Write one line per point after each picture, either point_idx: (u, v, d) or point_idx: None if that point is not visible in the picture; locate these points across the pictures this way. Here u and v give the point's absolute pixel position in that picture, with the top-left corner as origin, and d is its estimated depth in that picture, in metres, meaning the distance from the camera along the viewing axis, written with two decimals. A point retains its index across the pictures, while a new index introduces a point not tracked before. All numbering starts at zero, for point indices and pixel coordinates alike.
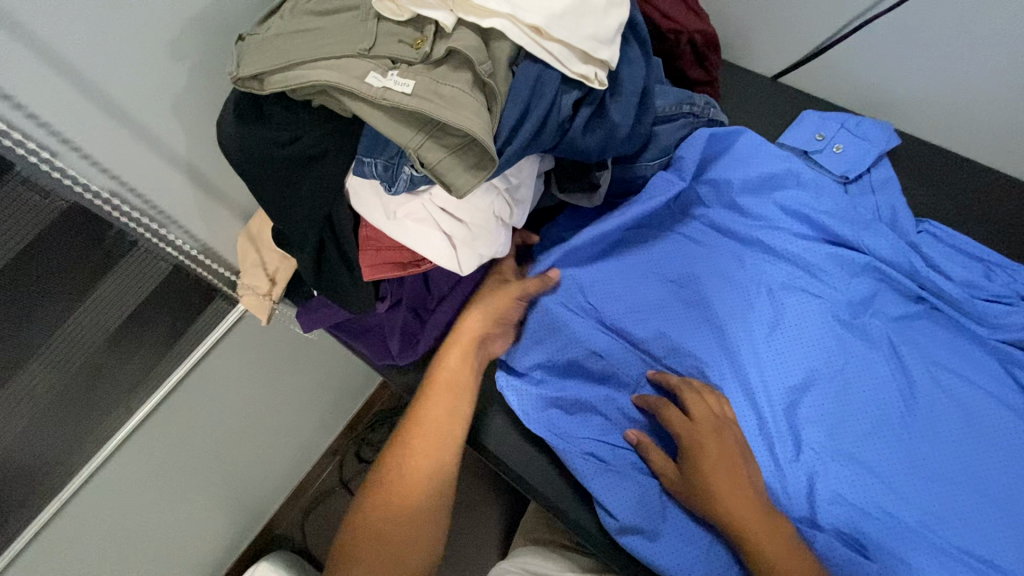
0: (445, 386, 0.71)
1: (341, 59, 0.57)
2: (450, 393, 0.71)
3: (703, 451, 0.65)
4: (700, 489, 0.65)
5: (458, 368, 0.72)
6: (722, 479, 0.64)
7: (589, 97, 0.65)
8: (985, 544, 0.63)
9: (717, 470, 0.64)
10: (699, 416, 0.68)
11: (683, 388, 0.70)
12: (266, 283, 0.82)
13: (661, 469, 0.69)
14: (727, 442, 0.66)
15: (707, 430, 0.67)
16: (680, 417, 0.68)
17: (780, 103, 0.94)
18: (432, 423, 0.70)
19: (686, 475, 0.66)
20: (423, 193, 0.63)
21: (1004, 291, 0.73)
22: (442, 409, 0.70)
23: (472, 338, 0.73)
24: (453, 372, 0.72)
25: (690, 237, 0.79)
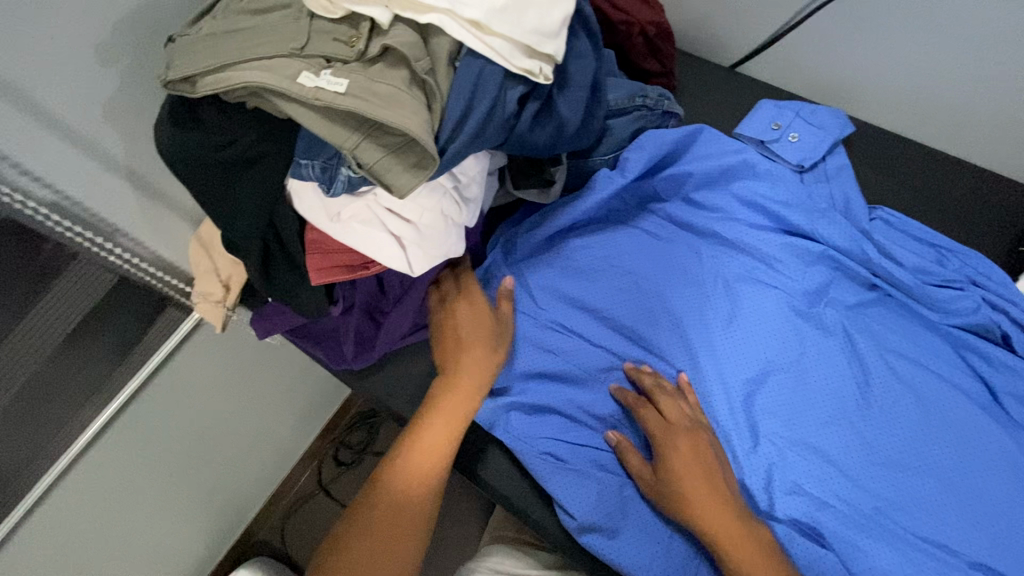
0: (449, 427, 0.69)
1: (273, 59, 0.55)
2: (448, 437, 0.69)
3: (678, 454, 0.65)
4: (673, 491, 0.65)
5: (456, 408, 0.70)
6: (698, 481, 0.64)
7: (536, 92, 0.64)
8: (939, 529, 0.64)
9: (692, 474, 0.65)
10: (674, 418, 0.68)
11: (659, 394, 0.69)
12: (220, 290, 0.80)
13: (638, 471, 0.68)
14: (704, 446, 0.66)
15: (682, 431, 0.67)
16: (657, 417, 0.68)
17: (738, 93, 0.94)
18: (430, 468, 0.68)
19: (662, 477, 0.66)
20: (366, 194, 0.62)
21: (955, 275, 0.73)
22: (441, 455, 0.69)
23: (480, 382, 0.71)
24: (455, 418, 0.70)
25: (647, 230, 0.78)
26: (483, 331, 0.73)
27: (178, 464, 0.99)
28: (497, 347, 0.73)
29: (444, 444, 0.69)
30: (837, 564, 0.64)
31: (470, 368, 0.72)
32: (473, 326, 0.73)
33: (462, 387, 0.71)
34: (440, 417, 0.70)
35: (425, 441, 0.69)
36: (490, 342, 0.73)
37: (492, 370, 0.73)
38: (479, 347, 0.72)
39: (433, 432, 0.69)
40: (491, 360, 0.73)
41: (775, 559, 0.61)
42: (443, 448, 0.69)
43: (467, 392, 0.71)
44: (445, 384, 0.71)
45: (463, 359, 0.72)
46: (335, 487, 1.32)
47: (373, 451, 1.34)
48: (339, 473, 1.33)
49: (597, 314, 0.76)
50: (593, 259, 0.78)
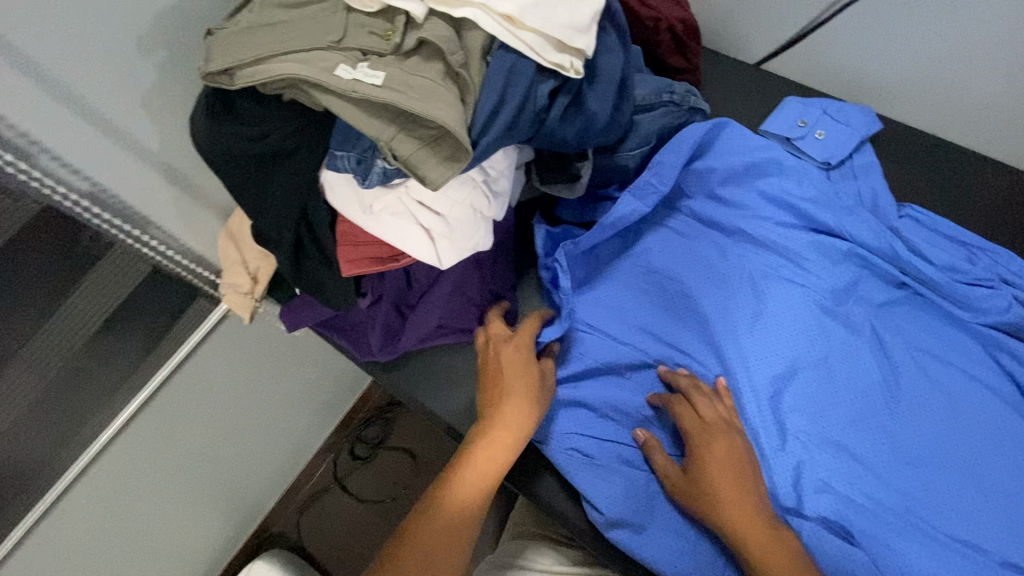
0: (487, 470, 0.65)
1: (310, 51, 0.56)
2: (485, 479, 0.64)
3: (711, 454, 0.64)
4: (703, 491, 0.63)
5: (497, 453, 0.65)
6: (729, 485, 0.63)
7: (566, 86, 0.64)
8: (970, 529, 0.63)
9: (725, 476, 0.63)
10: (709, 418, 0.67)
11: (695, 398, 0.68)
12: (248, 282, 0.81)
13: (663, 470, 0.68)
14: (737, 449, 0.65)
15: (716, 431, 0.66)
16: (691, 415, 0.67)
17: (763, 90, 0.94)
18: (459, 519, 0.64)
19: (691, 476, 0.65)
20: (399, 186, 0.63)
21: (987, 274, 0.71)
22: (471, 506, 0.64)
23: (523, 428, 0.66)
24: (488, 469, 0.65)
25: (675, 230, 0.79)
26: (524, 379, 0.69)
27: (200, 454, 1.01)
28: (540, 396, 0.69)
29: (475, 494, 0.64)
30: (868, 563, 0.63)
31: (510, 417, 0.66)
32: (513, 371, 0.69)
33: (501, 437, 0.66)
34: (474, 466, 0.65)
35: (456, 490, 0.64)
36: (532, 391, 0.68)
37: (533, 422, 0.67)
38: (520, 395, 0.67)
39: (464, 480, 0.64)
40: (534, 410, 0.68)
41: (805, 556, 0.61)
42: (474, 499, 0.64)
43: (505, 443, 0.65)
44: (481, 432, 0.66)
45: (502, 406, 0.67)
46: (351, 481, 1.33)
47: (389, 446, 1.34)
48: (355, 467, 1.34)
49: (623, 312, 0.77)
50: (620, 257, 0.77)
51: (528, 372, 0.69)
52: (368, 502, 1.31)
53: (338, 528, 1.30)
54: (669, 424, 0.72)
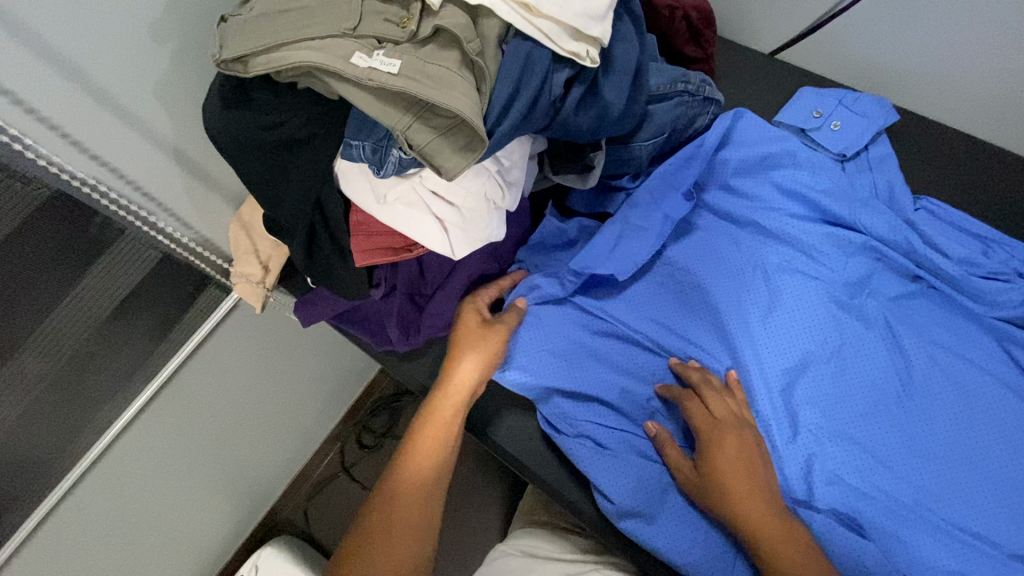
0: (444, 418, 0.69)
1: (326, 39, 0.55)
2: (441, 426, 0.69)
3: (722, 451, 0.64)
4: (713, 486, 0.64)
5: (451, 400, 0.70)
6: (743, 480, 0.63)
7: (581, 76, 0.64)
8: (983, 522, 0.63)
9: (734, 472, 0.63)
10: (718, 414, 0.67)
11: (703, 387, 0.69)
12: (259, 271, 0.82)
13: (676, 465, 0.68)
14: (746, 443, 0.65)
15: (727, 428, 0.65)
16: (701, 411, 0.67)
17: (779, 81, 0.93)
18: (426, 467, 0.68)
19: (703, 472, 0.65)
20: (413, 176, 0.63)
21: (1002, 268, 0.70)
22: (434, 460, 0.69)
23: (472, 375, 0.70)
24: (444, 424, 0.69)
25: (688, 221, 0.79)
26: (478, 339, 0.71)
27: (211, 443, 1.02)
28: (491, 344, 0.71)
29: (436, 448, 0.69)
30: (878, 555, 0.63)
31: (462, 375, 0.70)
32: (467, 334, 0.72)
33: (454, 386, 0.70)
34: (432, 422, 0.70)
35: (419, 445, 0.69)
36: (479, 342, 0.71)
37: (480, 373, 0.71)
38: (468, 348, 0.71)
39: (425, 434, 0.69)
40: (486, 367, 0.71)
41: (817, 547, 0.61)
42: (432, 447, 0.69)
43: (457, 398, 0.70)
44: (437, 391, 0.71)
45: (451, 359, 0.71)
46: (358, 469, 1.34)
47: (395, 434, 1.35)
48: (362, 456, 1.34)
49: (637, 305, 0.77)
50: (634, 256, 0.75)
51: (484, 333, 0.72)
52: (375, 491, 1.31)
53: (344, 515, 1.30)
54: (680, 420, 0.72)
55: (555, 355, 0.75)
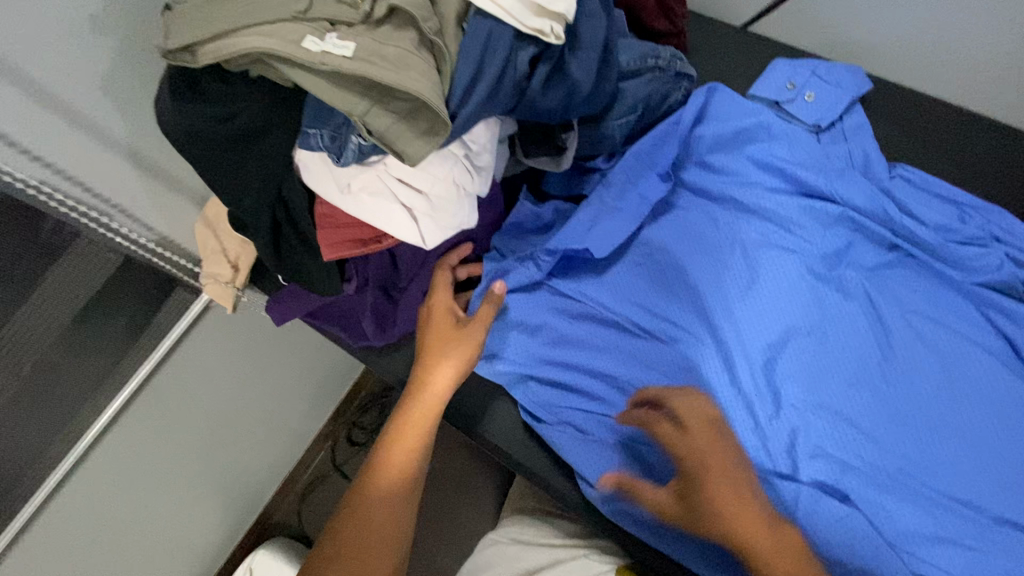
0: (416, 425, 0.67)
1: (275, 23, 0.53)
2: (415, 433, 0.67)
3: (703, 476, 0.60)
4: (696, 513, 0.60)
5: (423, 408, 0.68)
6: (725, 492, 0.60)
7: (546, 53, 0.62)
8: (966, 487, 0.63)
9: (719, 496, 0.59)
10: (693, 431, 0.63)
11: (666, 392, 0.66)
12: (229, 271, 0.80)
13: (652, 497, 0.64)
14: (727, 459, 0.61)
15: (704, 447, 0.62)
16: (674, 430, 0.63)
17: (753, 52, 0.91)
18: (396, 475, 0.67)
19: (686, 502, 0.61)
20: (377, 164, 0.61)
21: (978, 233, 0.71)
22: (406, 467, 0.67)
23: (445, 381, 0.68)
24: (418, 431, 0.67)
25: (665, 201, 0.78)
26: (450, 343, 0.68)
27: (192, 454, 0.99)
28: (466, 347, 0.68)
29: (408, 455, 0.67)
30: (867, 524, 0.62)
31: (435, 380, 0.67)
32: (438, 337, 0.69)
33: (428, 393, 0.67)
34: (403, 430, 0.68)
35: (393, 454, 0.67)
36: (451, 346, 0.68)
37: (453, 378, 0.68)
38: (440, 351, 0.68)
39: (396, 442, 0.68)
40: (460, 371, 0.68)
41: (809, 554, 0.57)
42: (403, 455, 0.67)
43: (432, 405, 0.67)
44: (410, 398, 0.68)
45: (423, 364, 0.68)
46: (350, 467, 1.32)
47: None
48: (353, 453, 1.33)
49: (616, 287, 0.76)
50: (610, 236, 0.73)
51: (455, 334, 0.69)
52: None
53: None
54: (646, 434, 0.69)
55: (534, 342, 0.75)
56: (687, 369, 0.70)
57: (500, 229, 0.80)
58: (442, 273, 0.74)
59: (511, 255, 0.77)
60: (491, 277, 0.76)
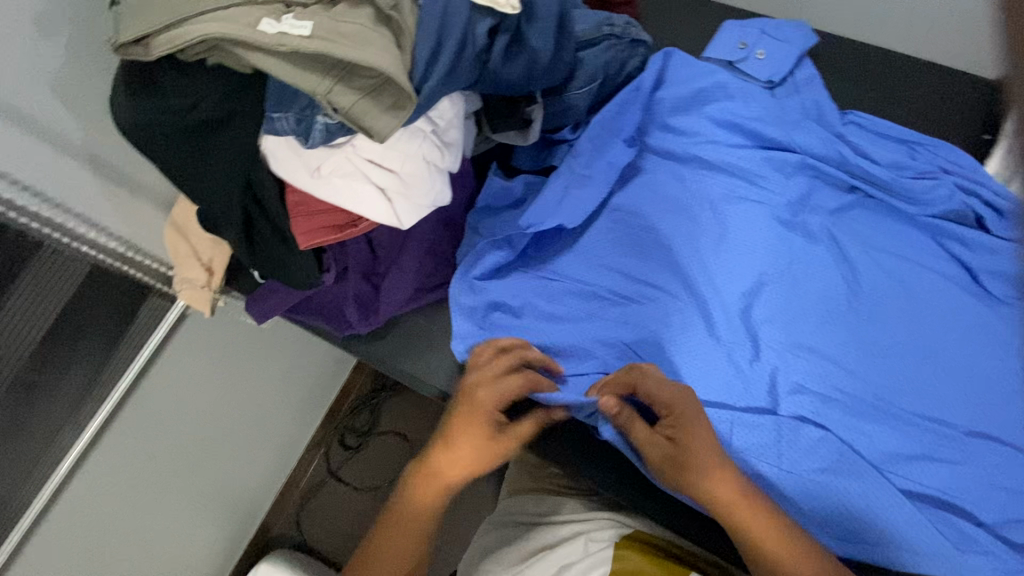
0: (426, 510, 0.68)
1: (229, 8, 0.52)
2: (422, 518, 0.68)
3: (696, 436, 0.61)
4: (690, 467, 0.60)
5: (431, 496, 0.68)
6: (707, 451, 0.60)
7: (504, 25, 0.63)
8: (937, 407, 0.66)
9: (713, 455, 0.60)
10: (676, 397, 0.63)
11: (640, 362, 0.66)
12: (203, 274, 0.78)
13: (646, 444, 0.63)
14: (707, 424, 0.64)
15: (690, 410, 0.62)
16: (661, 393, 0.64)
17: (703, 17, 0.94)
18: (401, 556, 0.69)
19: (681, 451, 0.61)
20: (345, 144, 0.60)
21: (927, 167, 0.75)
22: (411, 549, 0.69)
23: (459, 474, 0.67)
24: (424, 514, 0.68)
25: (633, 165, 0.79)
26: (476, 448, 0.66)
27: (175, 484, 0.96)
28: (491, 451, 0.66)
29: (414, 538, 0.68)
30: (840, 447, 0.65)
31: (446, 471, 0.67)
32: (463, 436, 0.66)
33: (437, 482, 0.67)
34: (408, 511, 0.68)
35: (395, 538, 0.68)
36: (477, 447, 0.66)
37: (469, 472, 0.67)
38: (462, 450, 0.66)
39: (402, 523, 0.68)
40: (476, 469, 0.67)
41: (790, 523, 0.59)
42: (408, 539, 0.68)
43: (439, 492, 0.68)
44: (419, 478, 0.68)
45: (441, 456, 0.67)
46: (346, 471, 1.28)
47: (380, 430, 1.30)
48: (347, 456, 1.29)
49: (590, 254, 0.77)
50: (581, 204, 0.75)
51: (482, 441, 0.66)
52: (366, 489, 1.26)
53: (339, 518, 1.26)
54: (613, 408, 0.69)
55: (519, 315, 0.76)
56: (668, 325, 0.71)
57: (474, 209, 0.80)
58: (482, 357, 0.71)
59: (487, 232, 0.77)
60: (465, 259, 0.77)
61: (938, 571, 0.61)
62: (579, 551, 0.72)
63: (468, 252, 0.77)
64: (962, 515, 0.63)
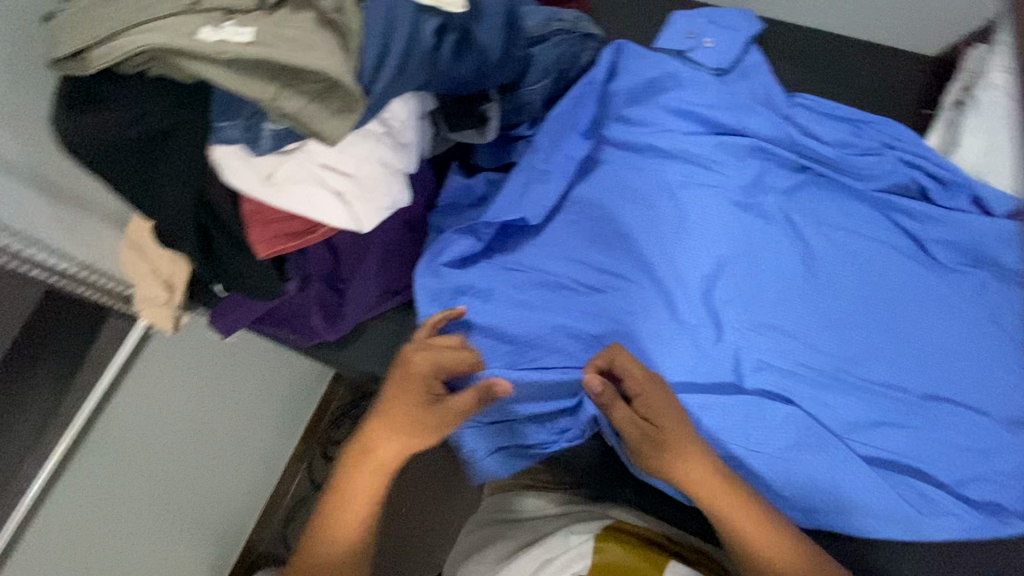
0: (367, 486, 0.68)
1: (167, 18, 0.51)
2: (363, 493, 0.68)
3: (666, 415, 0.64)
4: (660, 445, 0.63)
5: (370, 471, 0.68)
6: (678, 430, 0.63)
7: (451, 23, 0.63)
8: (892, 374, 0.69)
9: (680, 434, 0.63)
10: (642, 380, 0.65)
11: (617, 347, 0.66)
12: (164, 291, 0.77)
13: (624, 428, 0.64)
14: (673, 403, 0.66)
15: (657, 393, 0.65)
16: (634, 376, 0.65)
17: (652, 10, 0.95)
18: (344, 535, 0.68)
19: (652, 434, 0.63)
20: (297, 150, 0.60)
21: (873, 144, 0.77)
22: (356, 527, 0.69)
23: (394, 447, 0.67)
24: (365, 489, 0.68)
25: (591, 157, 0.80)
26: (409, 419, 0.66)
27: (155, 504, 0.93)
28: (424, 423, 0.66)
29: (356, 515, 0.68)
30: (797, 419, 0.68)
31: (381, 445, 0.67)
32: (395, 408, 0.66)
33: (374, 456, 0.68)
34: (348, 488, 0.68)
35: (337, 515, 0.68)
36: (410, 419, 0.66)
37: (404, 445, 0.66)
38: (394, 422, 0.66)
39: (341, 500, 0.68)
40: (411, 443, 0.66)
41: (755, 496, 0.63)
42: (351, 516, 0.68)
43: (373, 473, 0.68)
44: (357, 455, 0.68)
45: (376, 430, 0.67)
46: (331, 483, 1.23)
47: None
48: (329, 469, 1.23)
49: (554, 247, 0.77)
50: (542, 199, 0.76)
51: (411, 416, 0.66)
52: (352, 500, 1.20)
53: None
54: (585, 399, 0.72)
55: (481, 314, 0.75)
56: (633, 312, 0.73)
57: (435, 207, 0.81)
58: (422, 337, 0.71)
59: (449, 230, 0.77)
60: (426, 257, 0.76)
61: (887, 530, 0.66)
62: (560, 546, 0.70)
63: (436, 250, 0.76)
64: (923, 478, 0.66)
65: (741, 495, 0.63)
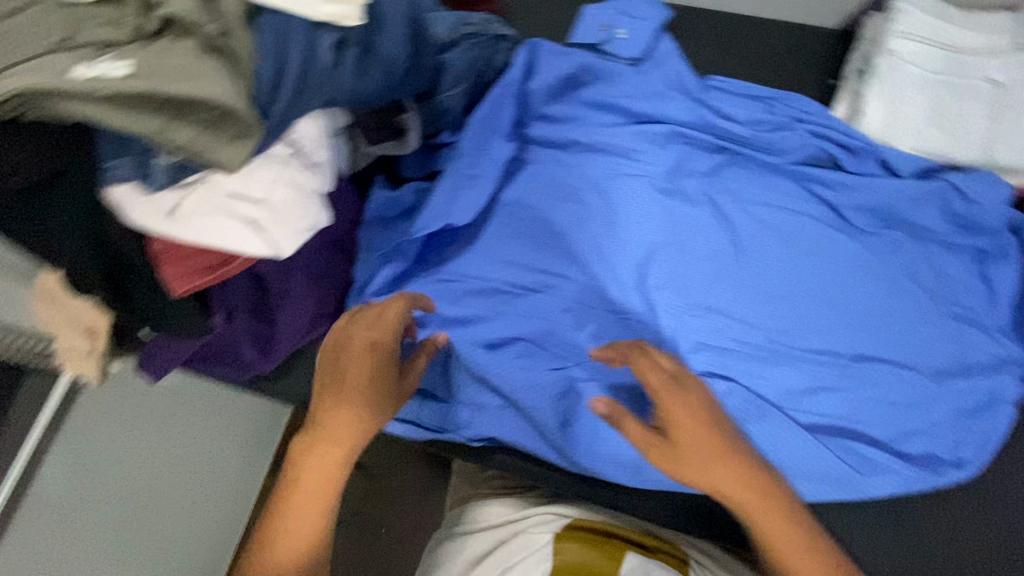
0: (328, 468, 0.66)
1: (38, 59, 0.50)
2: (328, 477, 0.66)
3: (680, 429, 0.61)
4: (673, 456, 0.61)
5: (334, 450, 0.66)
6: (699, 450, 0.60)
7: (350, 38, 0.61)
8: (822, 339, 0.71)
9: (698, 446, 0.60)
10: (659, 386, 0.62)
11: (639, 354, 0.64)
12: (83, 339, 0.73)
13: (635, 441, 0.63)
14: (699, 407, 0.61)
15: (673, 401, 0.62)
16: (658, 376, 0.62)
17: (565, 8, 0.96)
18: (305, 526, 0.66)
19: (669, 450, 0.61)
20: (200, 182, 0.59)
21: (780, 119, 0.79)
22: (317, 516, 0.66)
23: (354, 423, 0.66)
24: (328, 472, 0.66)
25: (518, 157, 0.79)
26: (368, 388, 0.66)
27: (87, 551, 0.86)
28: (382, 388, 0.67)
29: (318, 503, 0.66)
30: (736, 395, 0.70)
31: (341, 423, 0.66)
32: (352, 380, 0.66)
33: (334, 435, 0.66)
34: (306, 471, 0.66)
35: (295, 506, 0.66)
36: (369, 389, 0.66)
37: (368, 417, 0.66)
38: (353, 397, 0.66)
39: (301, 486, 0.66)
40: (372, 413, 0.66)
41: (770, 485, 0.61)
42: (313, 504, 0.66)
43: (334, 453, 0.66)
44: (316, 435, 0.66)
45: (334, 408, 0.66)
46: None
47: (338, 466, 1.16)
48: None
49: (486, 253, 0.77)
50: (470, 205, 0.75)
51: (374, 385, 0.66)
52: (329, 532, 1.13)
53: None
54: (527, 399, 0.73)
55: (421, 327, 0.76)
56: (567, 308, 0.74)
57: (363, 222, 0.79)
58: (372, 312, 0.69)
59: (377, 247, 0.77)
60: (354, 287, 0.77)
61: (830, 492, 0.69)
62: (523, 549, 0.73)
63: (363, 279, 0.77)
64: (858, 438, 0.70)
65: (775, 498, 0.61)
